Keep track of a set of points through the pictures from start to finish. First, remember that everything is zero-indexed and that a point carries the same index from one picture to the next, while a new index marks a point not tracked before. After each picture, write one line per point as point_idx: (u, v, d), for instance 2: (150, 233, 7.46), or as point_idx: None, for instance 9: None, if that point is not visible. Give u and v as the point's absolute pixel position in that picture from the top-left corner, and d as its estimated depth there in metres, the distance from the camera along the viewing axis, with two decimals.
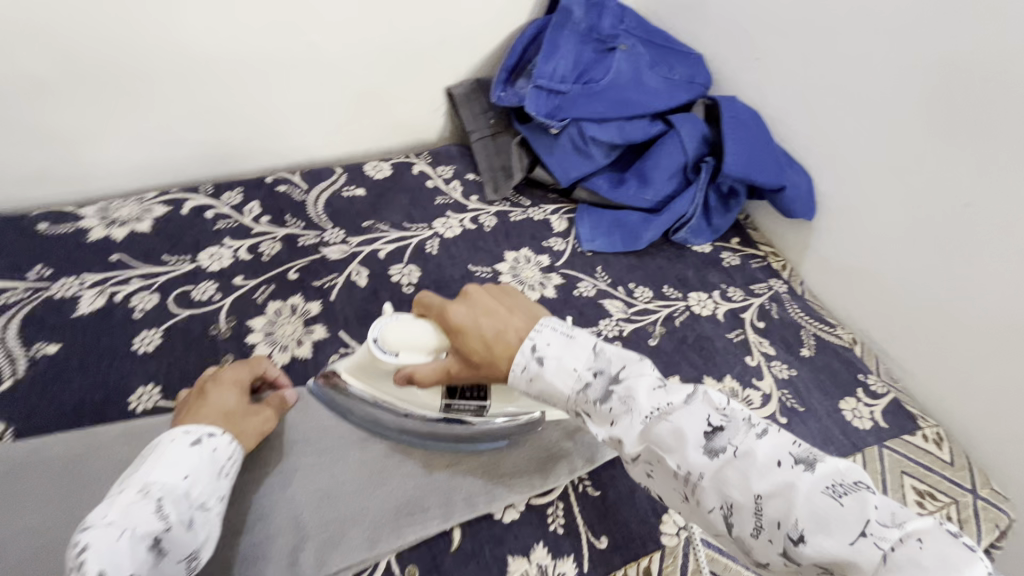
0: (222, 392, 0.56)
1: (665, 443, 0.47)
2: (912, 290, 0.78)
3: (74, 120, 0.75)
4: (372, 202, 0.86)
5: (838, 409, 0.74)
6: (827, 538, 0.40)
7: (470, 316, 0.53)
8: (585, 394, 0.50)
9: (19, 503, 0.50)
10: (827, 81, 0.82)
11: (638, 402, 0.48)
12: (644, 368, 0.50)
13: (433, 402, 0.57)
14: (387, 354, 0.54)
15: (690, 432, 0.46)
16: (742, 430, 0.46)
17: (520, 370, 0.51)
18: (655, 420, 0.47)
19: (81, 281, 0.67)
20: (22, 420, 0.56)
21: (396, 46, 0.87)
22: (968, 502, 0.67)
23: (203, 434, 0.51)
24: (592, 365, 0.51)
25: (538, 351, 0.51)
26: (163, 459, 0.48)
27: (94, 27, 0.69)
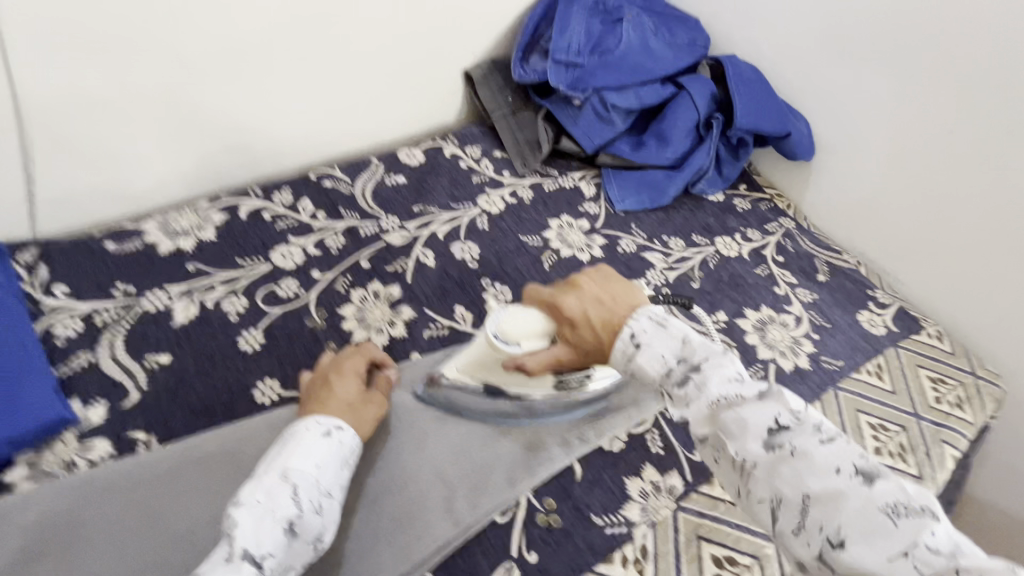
0: (342, 385, 0.59)
1: (728, 430, 0.43)
2: (906, 210, 0.90)
3: (120, 137, 0.74)
4: (416, 187, 0.89)
5: (857, 321, 0.85)
6: (867, 549, 0.36)
7: (580, 308, 0.51)
8: (665, 380, 0.47)
9: (183, 498, 0.53)
10: (818, 33, 0.91)
11: (712, 388, 0.45)
12: (726, 361, 0.46)
13: (546, 380, 0.61)
14: (504, 345, 0.57)
15: (753, 423, 0.42)
16: (808, 434, 0.41)
17: (621, 356, 0.49)
18: (722, 407, 0.44)
19: (168, 293, 0.69)
20: (160, 426, 0.58)
21: (418, 33, 0.90)
22: (971, 382, 0.80)
23: (333, 427, 0.54)
24: (677, 352, 0.47)
25: (631, 335, 0.48)
26: (300, 445, 0.51)
27: (138, 41, 0.69)
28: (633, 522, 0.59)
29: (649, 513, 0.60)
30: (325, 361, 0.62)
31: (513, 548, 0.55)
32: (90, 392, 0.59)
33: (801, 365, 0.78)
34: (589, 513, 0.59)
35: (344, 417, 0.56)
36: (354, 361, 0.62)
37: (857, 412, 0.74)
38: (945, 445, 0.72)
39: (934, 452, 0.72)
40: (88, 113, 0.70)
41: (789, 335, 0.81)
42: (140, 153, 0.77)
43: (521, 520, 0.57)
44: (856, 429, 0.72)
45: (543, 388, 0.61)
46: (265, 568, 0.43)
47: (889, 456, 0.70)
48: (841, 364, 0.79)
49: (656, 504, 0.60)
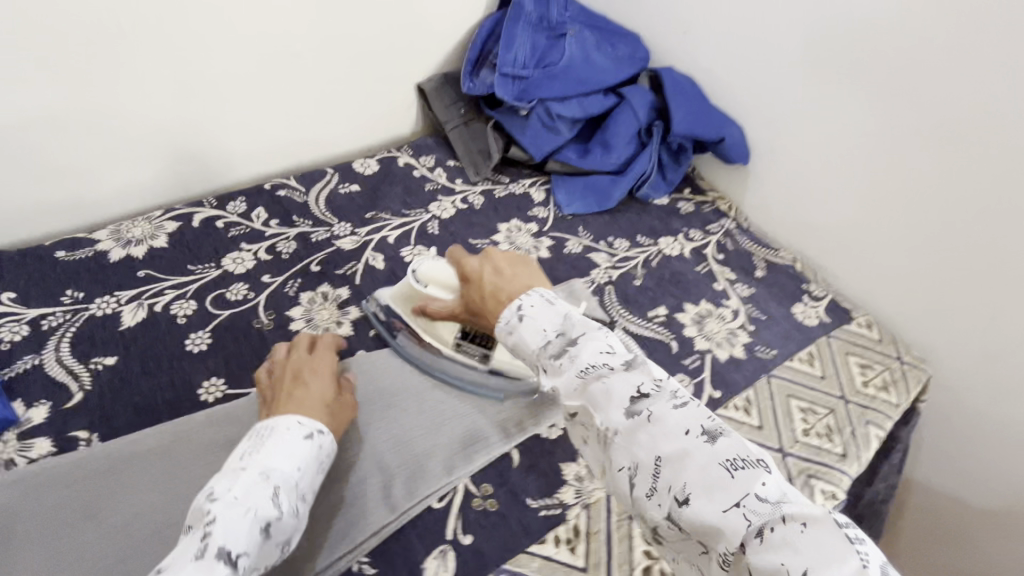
0: (316, 383, 0.60)
1: (594, 401, 0.46)
2: (835, 208, 0.96)
3: (72, 149, 0.76)
4: (369, 195, 0.93)
5: (791, 313, 0.90)
6: (707, 503, 0.41)
7: (478, 268, 0.57)
8: (542, 352, 0.49)
9: (123, 492, 0.54)
10: (747, 45, 0.97)
11: (580, 357, 0.47)
12: (602, 335, 0.49)
13: (448, 338, 0.69)
14: (417, 284, 0.68)
15: (618, 394, 0.46)
16: (664, 399, 0.45)
17: (505, 326, 0.52)
18: (591, 378, 0.47)
19: (117, 297, 0.70)
20: (103, 425, 0.59)
21: (369, 49, 0.94)
22: (897, 367, 0.85)
23: (314, 429, 0.55)
24: (558, 328, 0.49)
25: (518, 309, 0.50)
26: (283, 446, 0.52)
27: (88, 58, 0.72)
28: (567, 503, 0.61)
29: (583, 495, 0.62)
30: (294, 359, 0.63)
31: (448, 531, 0.57)
32: (34, 393, 0.60)
33: (736, 354, 0.82)
34: (525, 496, 0.61)
35: (321, 417, 0.58)
36: (324, 361, 0.64)
37: (788, 397, 0.78)
38: (871, 426, 0.76)
39: (860, 432, 0.75)
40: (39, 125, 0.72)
41: (726, 327, 0.85)
42: (92, 165, 0.79)
43: (458, 504, 0.59)
44: (786, 413, 0.76)
45: (445, 344, 0.69)
46: (239, 569, 0.44)
47: (817, 437, 0.74)
48: (775, 353, 0.83)
49: (590, 486, 0.63)
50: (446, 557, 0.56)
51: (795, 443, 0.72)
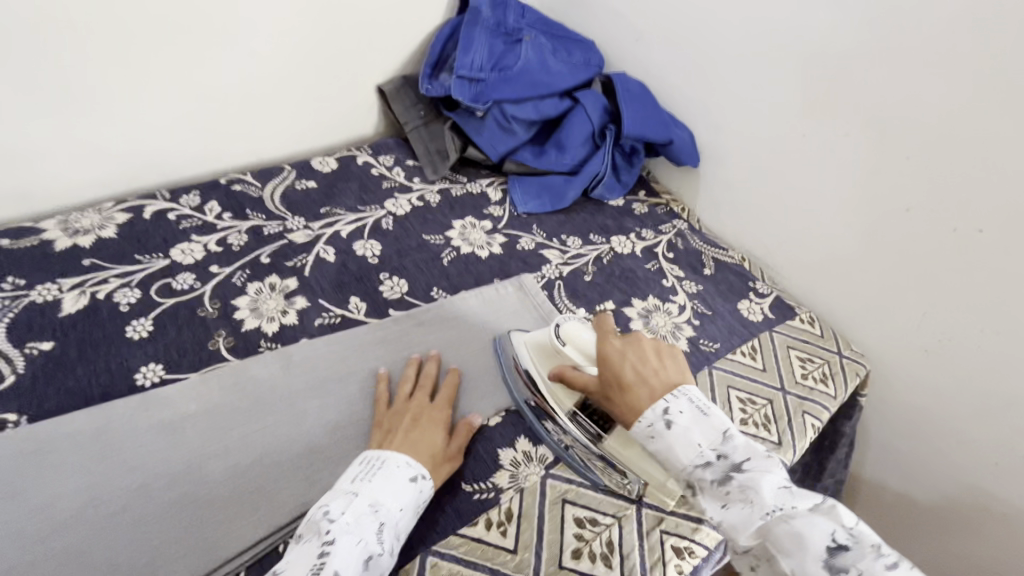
0: (430, 430, 0.62)
1: (782, 545, 0.45)
2: (780, 209, 0.99)
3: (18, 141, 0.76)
4: (325, 191, 0.94)
5: (737, 309, 0.92)
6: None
7: (619, 352, 0.58)
8: (700, 474, 0.50)
9: (46, 472, 0.54)
10: (695, 52, 1.01)
11: (761, 497, 0.47)
12: (772, 465, 0.48)
13: (564, 403, 0.66)
14: (558, 340, 0.66)
15: (809, 538, 0.44)
16: (868, 554, 0.42)
17: (646, 425, 0.52)
18: (777, 520, 0.46)
19: (59, 285, 0.70)
20: (35, 408, 0.59)
21: (327, 50, 0.96)
22: (836, 361, 0.88)
23: (420, 474, 0.56)
24: (717, 446, 0.50)
25: (668, 415, 0.52)
26: (391, 484, 0.54)
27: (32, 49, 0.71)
28: (501, 487, 0.62)
29: (518, 480, 0.63)
30: (417, 398, 0.65)
31: None
32: None
33: (680, 347, 0.84)
34: (459, 480, 0.62)
35: (426, 462, 0.58)
36: (442, 407, 0.65)
37: (728, 387, 0.80)
38: (807, 416, 0.79)
39: (796, 422, 0.77)
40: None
41: (672, 321, 0.88)
42: (39, 156, 0.79)
43: None
44: (725, 403, 0.78)
45: (560, 405, 0.66)
46: None
47: (754, 426, 0.76)
48: (718, 347, 0.85)
49: (525, 472, 0.64)
50: None
51: None
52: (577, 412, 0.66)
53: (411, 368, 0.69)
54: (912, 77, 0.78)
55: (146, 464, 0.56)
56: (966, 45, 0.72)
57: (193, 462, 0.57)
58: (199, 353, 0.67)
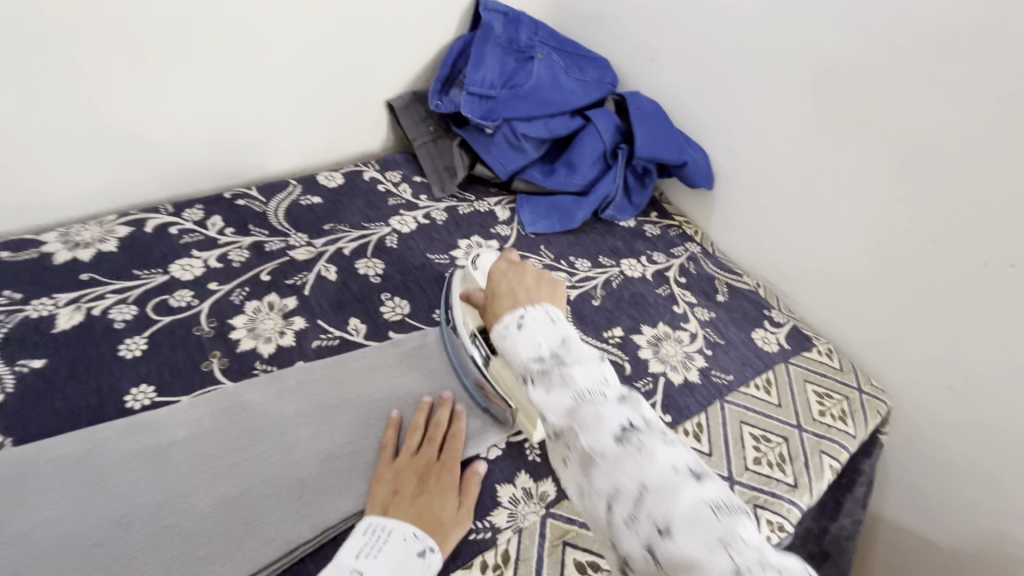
0: (438, 494, 0.58)
1: (584, 424, 0.45)
2: (797, 235, 0.96)
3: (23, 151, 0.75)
4: (330, 208, 0.92)
5: (751, 338, 0.89)
6: (690, 540, 0.39)
7: (504, 271, 0.60)
8: (532, 365, 0.49)
9: (28, 500, 0.52)
10: (712, 72, 0.99)
11: (576, 380, 0.47)
12: (597, 362, 0.49)
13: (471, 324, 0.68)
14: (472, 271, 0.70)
15: (608, 418, 0.45)
16: (655, 435, 0.44)
17: (501, 327, 0.53)
18: (586, 402, 0.46)
19: (55, 300, 0.69)
20: (21, 429, 0.58)
21: (337, 64, 0.95)
22: (856, 397, 0.83)
23: (425, 548, 0.53)
24: (555, 346, 0.50)
25: (520, 318, 0.52)
26: (395, 561, 0.52)
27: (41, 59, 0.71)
28: (499, 527, 0.59)
29: (516, 519, 0.60)
30: (425, 453, 0.61)
31: None
32: None
33: (690, 378, 0.80)
34: None
35: (432, 533, 0.55)
36: (451, 465, 0.61)
37: (741, 423, 0.76)
38: (825, 456, 0.75)
39: (813, 462, 0.73)
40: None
41: (682, 350, 0.84)
42: (44, 167, 0.78)
43: None
44: (738, 440, 0.74)
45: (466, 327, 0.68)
46: None
47: (768, 465, 0.72)
48: (730, 379, 0.82)
49: (525, 510, 0.61)
50: None
51: (744, 472, 0.70)
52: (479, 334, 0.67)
53: (421, 416, 0.65)
54: (942, 102, 0.74)
55: (131, 493, 0.54)
56: (1000, 72, 0.69)
57: (179, 491, 0.55)
58: (192, 375, 0.65)
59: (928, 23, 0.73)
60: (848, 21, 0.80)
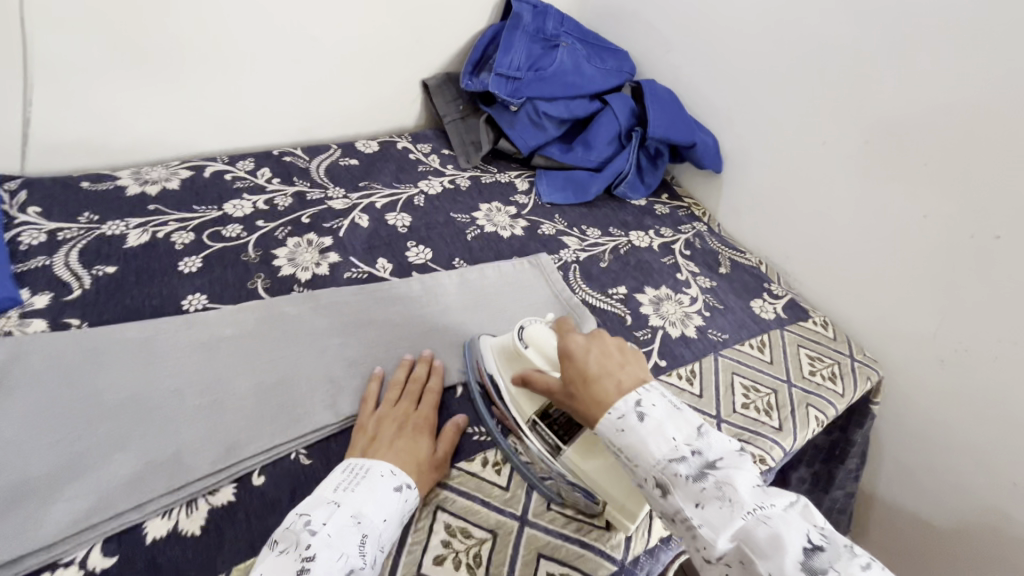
0: (417, 437, 0.60)
1: (762, 548, 0.43)
2: (798, 216, 1.01)
3: (105, 96, 0.85)
4: (365, 169, 1.02)
5: (749, 305, 0.94)
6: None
7: (585, 347, 0.58)
8: (677, 469, 0.48)
9: (99, 368, 0.61)
10: (725, 62, 1.06)
11: (740, 494, 0.46)
12: (743, 463, 0.49)
13: (524, 412, 0.63)
14: (520, 344, 0.64)
15: (788, 540, 0.43)
16: (842, 555, 0.43)
17: (615, 417, 0.52)
18: (756, 522, 0.45)
19: (126, 222, 0.79)
20: (96, 318, 0.67)
21: (381, 43, 1.05)
22: (848, 363, 0.88)
23: (404, 483, 0.55)
24: (692, 444, 0.50)
25: (642, 410, 0.52)
26: (375, 492, 0.52)
27: (131, 17, 0.81)
28: (499, 432, 0.66)
29: None
30: (405, 403, 0.64)
31: None
32: (39, 285, 0.68)
33: (688, 334, 0.86)
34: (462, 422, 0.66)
35: (410, 468, 0.57)
36: (429, 415, 0.64)
37: (732, 374, 0.81)
38: (812, 409, 0.79)
39: (799, 412, 0.78)
40: (77, 73, 0.81)
41: (682, 310, 0.90)
42: (123, 116, 0.88)
43: None
44: (729, 388, 0.79)
45: (521, 413, 0.63)
46: None
47: (755, 411, 0.76)
48: (726, 337, 0.87)
49: None
50: None
51: (733, 414, 0.75)
52: (538, 421, 0.62)
53: (401, 371, 0.67)
54: (938, 85, 0.80)
55: (184, 373, 0.62)
56: (991, 54, 0.74)
57: (222, 375, 0.63)
58: (239, 289, 0.74)
59: (926, 12, 0.79)
60: (853, 11, 0.86)
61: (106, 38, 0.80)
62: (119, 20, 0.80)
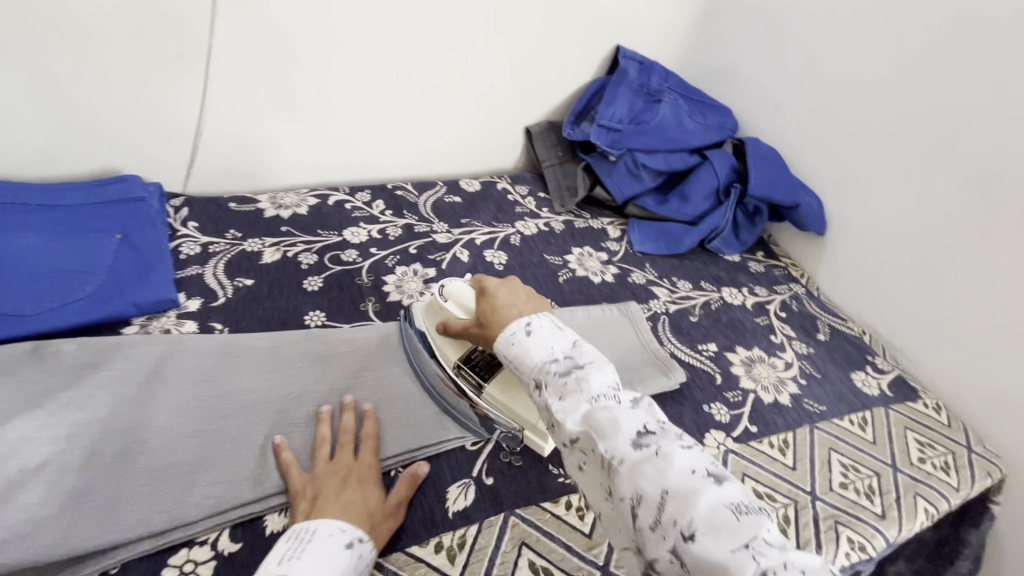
0: (361, 488, 0.58)
1: (598, 428, 0.47)
2: (911, 288, 0.95)
3: (258, 130, 0.97)
4: (468, 207, 1.09)
5: (850, 378, 0.89)
6: (714, 541, 0.39)
7: (497, 286, 0.64)
8: (549, 368, 0.53)
9: (237, 371, 0.69)
10: (834, 125, 1.03)
11: (590, 385, 0.50)
12: (608, 369, 0.52)
13: (450, 359, 0.70)
14: (441, 299, 0.71)
15: (624, 423, 0.46)
16: (671, 439, 0.46)
17: (508, 332, 0.58)
18: (598, 407, 0.48)
19: (263, 241, 0.90)
20: (235, 324, 0.76)
21: (493, 91, 1.13)
22: (963, 454, 0.80)
23: (355, 538, 0.52)
24: (566, 351, 0.55)
25: (528, 323, 0.57)
26: (325, 552, 0.50)
27: (288, 64, 0.93)
28: None
29: None
30: (343, 455, 0.61)
31: (473, 471, 0.65)
32: (192, 291, 0.78)
33: (782, 401, 0.82)
34: (547, 462, 0.68)
35: (363, 525, 0.54)
36: (370, 461, 0.61)
37: (830, 450, 0.77)
38: (921, 499, 0.73)
39: (906, 502, 0.72)
40: (238, 109, 0.94)
41: (776, 374, 0.87)
42: (270, 149, 1.01)
43: (486, 453, 0.67)
44: (825, 464, 0.75)
45: (447, 360, 0.70)
46: None
47: (854, 492, 0.72)
48: (824, 409, 0.82)
49: None
50: (468, 488, 0.63)
51: (828, 492, 0.71)
52: (461, 365, 0.69)
53: (326, 425, 0.63)
54: None
55: (305, 383, 0.69)
56: None
57: (337, 388, 0.69)
58: (353, 310, 0.82)
59: None
60: (983, 81, 0.83)
61: (267, 80, 0.93)
62: (276, 65, 0.92)
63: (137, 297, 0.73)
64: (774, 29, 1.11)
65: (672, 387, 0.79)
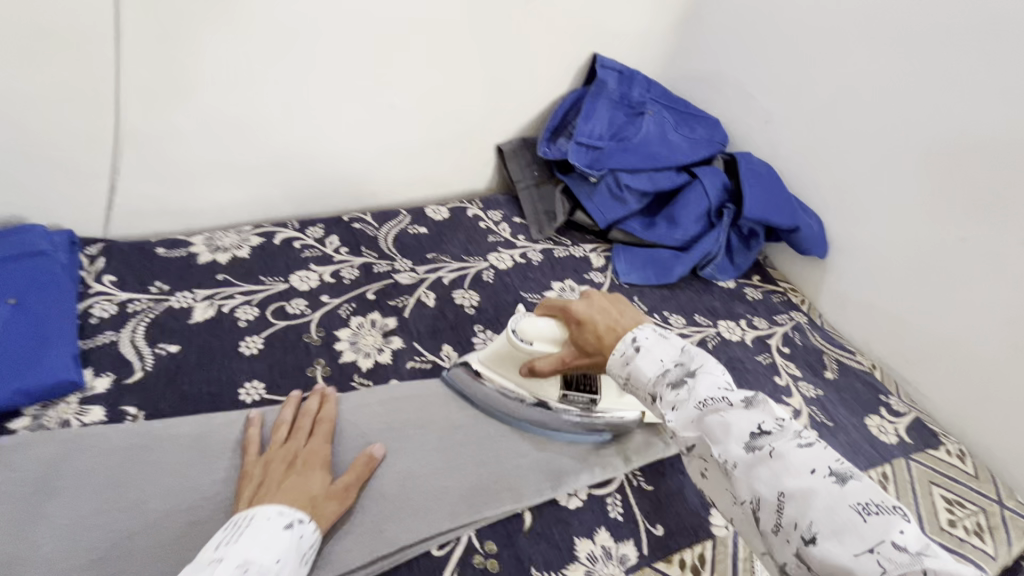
0: (305, 473, 0.57)
1: (712, 434, 0.48)
2: (923, 320, 0.86)
3: (184, 163, 0.85)
4: (434, 238, 0.97)
5: (864, 424, 0.80)
6: (837, 545, 0.40)
7: (589, 311, 0.61)
8: (661, 382, 0.53)
9: (149, 471, 0.58)
10: (830, 138, 0.94)
11: (699, 390, 0.51)
12: (720, 372, 0.53)
13: (553, 392, 0.68)
14: (523, 343, 0.65)
15: (736, 427, 0.47)
16: (787, 438, 0.46)
17: (618, 356, 0.57)
18: (709, 411, 0.49)
19: (194, 294, 0.77)
20: (154, 405, 0.64)
21: (458, 107, 1.02)
22: (995, 511, 0.72)
23: (295, 518, 0.51)
24: (676, 359, 0.55)
25: (634, 341, 0.56)
26: (260, 537, 0.48)
27: (217, 83, 0.81)
28: None
29: None
30: (293, 440, 0.61)
31: None
32: (102, 365, 0.67)
33: None
34: (529, 565, 0.57)
35: (304, 506, 0.53)
36: (319, 447, 0.60)
37: None
38: None
39: None
40: (161, 142, 0.82)
41: None
42: (205, 181, 0.88)
43: (456, 557, 0.57)
44: None
45: (549, 397, 0.68)
46: None
47: None
48: None
49: (603, 572, 0.58)
50: None
51: None
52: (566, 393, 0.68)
53: (287, 409, 0.64)
54: None
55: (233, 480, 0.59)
56: None
57: None
58: (298, 378, 0.70)
59: None
60: (995, 93, 0.75)
61: (193, 104, 0.81)
62: (201, 87, 0.80)
63: (27, 382, 0.61)
64: (764, 32, 1.02)
65: (670, 455, 0.69)
